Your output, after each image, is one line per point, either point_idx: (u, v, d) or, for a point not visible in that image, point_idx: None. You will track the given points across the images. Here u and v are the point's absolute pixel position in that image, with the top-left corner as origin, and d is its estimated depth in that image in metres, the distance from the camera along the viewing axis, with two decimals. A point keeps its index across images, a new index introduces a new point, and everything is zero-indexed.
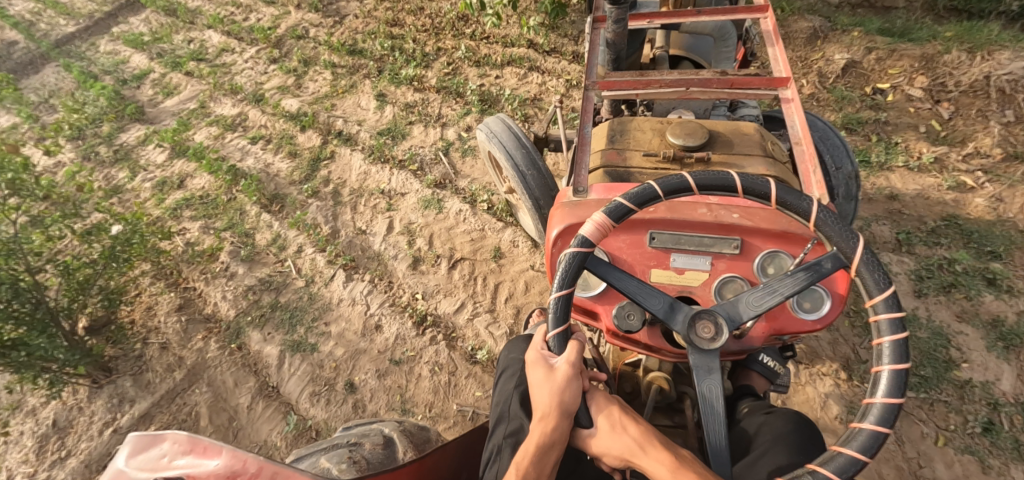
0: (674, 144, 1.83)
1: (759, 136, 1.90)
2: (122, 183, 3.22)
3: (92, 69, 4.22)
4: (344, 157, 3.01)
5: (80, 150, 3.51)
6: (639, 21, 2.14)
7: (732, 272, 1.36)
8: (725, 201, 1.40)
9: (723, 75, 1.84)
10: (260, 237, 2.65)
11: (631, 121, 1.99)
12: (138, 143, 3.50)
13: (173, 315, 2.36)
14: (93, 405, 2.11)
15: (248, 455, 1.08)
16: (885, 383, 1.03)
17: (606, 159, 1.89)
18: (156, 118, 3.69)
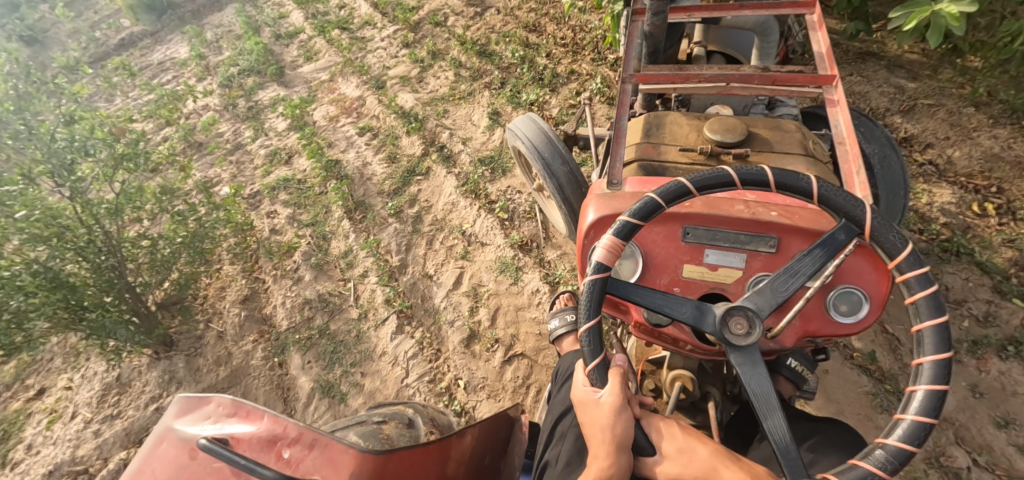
0: (711, 141, 2.36)
1: (798, 134, 2.45)
2: (243, 143, 3.94)
3: (258, 19, 4.93)
4: (436, 178, 3.35)
5: (222, 98, 4.28)
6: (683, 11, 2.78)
7: (765, 271, 1.59)
8: (761, 200, 1.62)
9: (769, 70, 2.40)
10: (335, 246, 3.19)
11: (666, 118, 2.56)
12: (268, 103, 4.17)
13: (238, 306, 3.06)
14: (148, 374, 2.89)
15: (287, 421, 1.35)
16: (928, 371, 1.20)
17: (642, 153, 2.45)
18: (291, 81, 4.30)
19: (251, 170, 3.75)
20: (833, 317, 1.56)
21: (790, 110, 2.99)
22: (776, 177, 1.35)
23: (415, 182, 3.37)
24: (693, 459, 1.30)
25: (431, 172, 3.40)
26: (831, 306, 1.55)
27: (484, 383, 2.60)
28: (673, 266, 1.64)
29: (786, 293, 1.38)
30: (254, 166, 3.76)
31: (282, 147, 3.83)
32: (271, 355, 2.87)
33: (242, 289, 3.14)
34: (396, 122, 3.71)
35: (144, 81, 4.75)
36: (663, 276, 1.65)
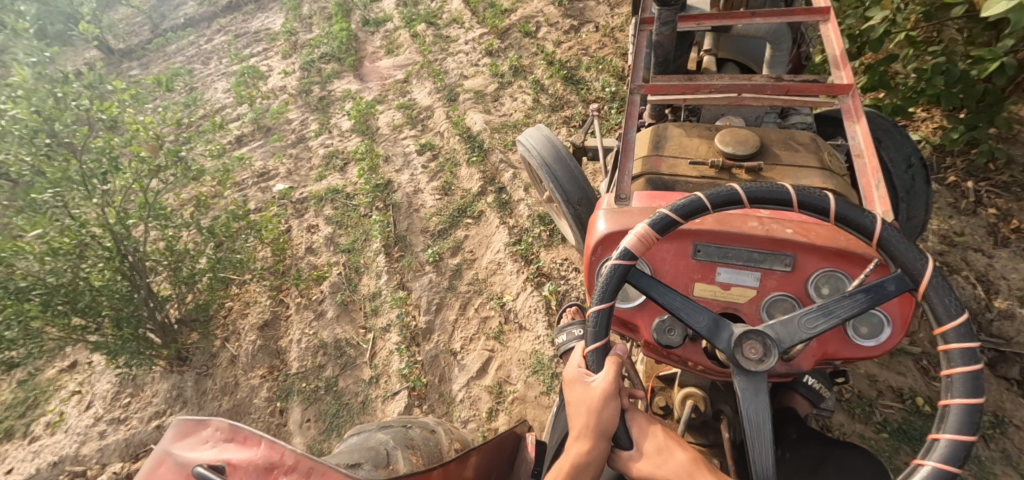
0: (725, 153, 2.23)
1: (812, 147, 2.30)
2: (306, 138, 4.04)
3: (352, 17, 5.19)
4: (487, 224, 3.12)
5: (300, 84, 4.54)
6: (689, 22, 2.66)
7: (781, 291, 1.44)
8: (777, 216, 1.48)
9: (778, 82, 2.25)
10: (365, 286, 3.03)
11: (673, 131, 2.43)
12: (339, 97, 4.32)
13: (256, 333, 2.97)
14: (159, 385, 2.89)
15: (285, 447, 1.13)
16: (954, 419, 1.06)
17: (650, 167, 2.31)
18: (366, 76, 4.48)
19: (305, 173, 3.78)
20: (855, 343, 1.39)
21: (805, 118, 2.86)
22: (837, 207, 1.19)
23: (463, 222, 3.17)
24: (669, 462, 1.21)
25: (484, 216, 3.17)
26: (851, 330, 1.39)
27: (489, 398, 2.51)
28: (683, 284, 1.50)
29: (813, 329, 1.24)
30: (311, 167, 3.81)
31: (340, 150, 3.86)
32: (274, 399, 2.73)
33: (263, 313, 3.05)
34: (461, 146, 3.56)
35: (231, 65, 5.13)
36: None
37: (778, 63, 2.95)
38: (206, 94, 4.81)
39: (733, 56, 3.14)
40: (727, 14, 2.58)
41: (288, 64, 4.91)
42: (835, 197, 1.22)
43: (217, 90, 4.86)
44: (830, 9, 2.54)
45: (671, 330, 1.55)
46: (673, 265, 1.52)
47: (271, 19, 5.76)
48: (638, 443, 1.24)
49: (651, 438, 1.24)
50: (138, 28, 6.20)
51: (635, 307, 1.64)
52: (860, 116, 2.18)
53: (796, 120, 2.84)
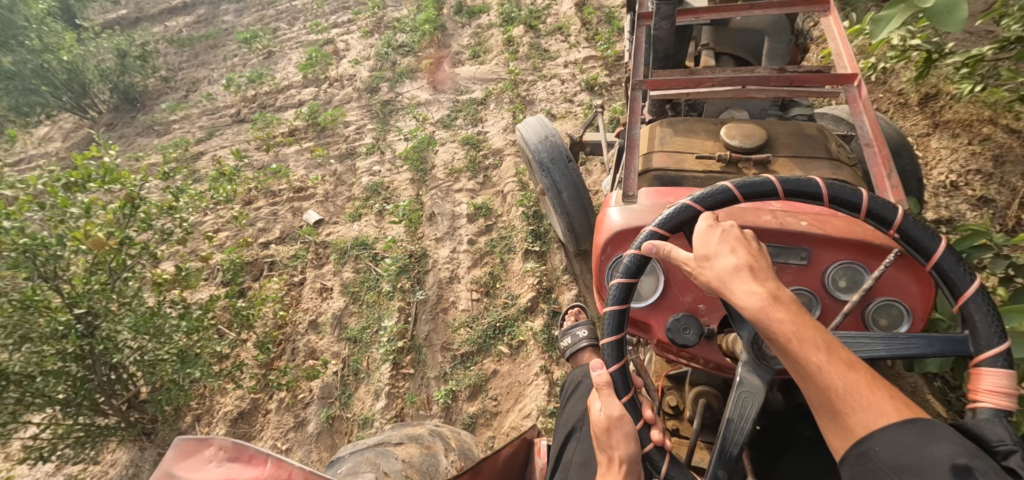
0: (732, 146, 2.11)
1: (822, 138, 2.17)
2: (356, 155, 3.78)
3: (442, 12, 4.86)
4: (524, 366, 2.60)
5: (370, 78, 4.35)
6: (687, 16, 2.55)
7: (800, 285, 1.33)
8: (791, 208, 1.36)
9: (784, 73, 2.13)
10: (358, 407, 2.61)
11: (683, 122, 2.31)
12: (404, 106, 4.08)
13: (225, 428, 2.62)
14: (117, 458, 2.60)
15: (294, 464, 0.91)
16: (989, 374, 0.96)
17: (657, 163, 2.17)
18: (441, 83, 4.18)
19: (337, 207, 3.48)
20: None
21: (806, 110, 2.75)
22: (826, 189, 1.10)
23: (494, 351, 2.68)
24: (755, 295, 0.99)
25: (524, 350, 2.66)
26: (869, 321, 1.29)
27: None
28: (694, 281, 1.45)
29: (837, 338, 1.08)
30: (350, 197, 3.53)
31: (386, 181, 3.55)
32: None
33: (239, 402, 2.70)
34: (522, 223, 3.11)
35: (312, 42, 4.94)
36: (687, 293, 1.46)
37: (779, 54, 2.85)
38: (280, 74, 4.66)
39: (732, 52, 2.95)
40: (726, 8, 2.47)
41: (363, 59, 4.58)
42: (822, 178, 1.11)
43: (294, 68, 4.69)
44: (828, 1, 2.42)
45: (685, 329, 1.42)
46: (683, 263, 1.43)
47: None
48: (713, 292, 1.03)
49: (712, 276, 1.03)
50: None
51: (648, 306, 1.49)
52: (865, 107, 2.06)
53: (796, 113, 2.76)
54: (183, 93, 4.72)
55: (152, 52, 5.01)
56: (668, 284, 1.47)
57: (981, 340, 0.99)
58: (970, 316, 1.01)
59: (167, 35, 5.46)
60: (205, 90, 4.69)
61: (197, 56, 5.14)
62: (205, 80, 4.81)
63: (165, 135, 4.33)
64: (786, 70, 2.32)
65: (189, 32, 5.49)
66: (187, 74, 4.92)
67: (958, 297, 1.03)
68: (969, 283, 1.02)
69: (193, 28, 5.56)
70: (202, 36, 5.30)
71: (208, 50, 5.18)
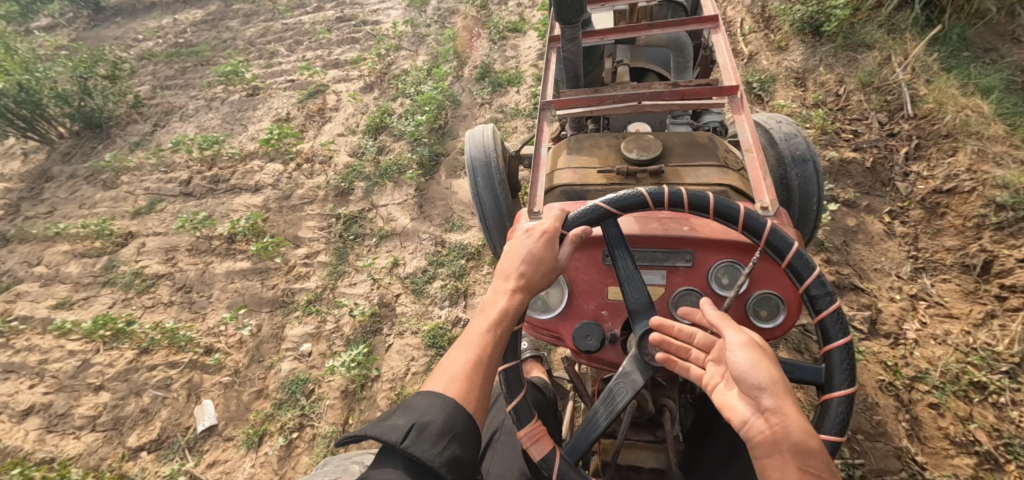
0: (631, 159, 2.45)
1: (712, 148, 2.52)
2: (291, 310, 2.53)
3: (458, 78, 3.72)
4: None
5: (341, 176, 3.13)
6: (593, 39, 2.93)
7: (687, 285, 1.59)
8: (678, 217, 1.65)
9: (671, 91, 2.54)
10: None
11: (588, 140, 2.67)
12: (374, 231, 2.81)
13: None
14: None
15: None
16: (833, 399, 1.23)
17: (567, 180, 2.50)
18: (434, 198, 2.93)
19: (242, 406, 2.24)
20: (759, 326, 1.55)
21: (714, 117, 3.20)
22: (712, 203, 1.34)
23: None
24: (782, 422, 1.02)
25: None
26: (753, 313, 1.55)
27: None
28: (598, 290, 1.68)
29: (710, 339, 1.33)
30: (259, 391, 2.27)
31: (316, 376, 2.28)
32: None
33: None
34: None
35: (299, 100, 3.90)
36: (590, 302, 1.68)
37: (681, 66, 3.27)
38: (255, 132, 3.72)
39: (646, 67, 3.43)
40: (626, 31, 2.87)
41: (341, 138, 3.45)
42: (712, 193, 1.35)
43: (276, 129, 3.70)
44: (712, 19, 2.88)
45: (589, 335, 1.63)
46: (586, 273, 1.69)
47: (376, 30, 4.48)
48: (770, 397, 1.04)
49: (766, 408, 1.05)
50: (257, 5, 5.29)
51: (558, 316, 1.69)
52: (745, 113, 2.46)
53: (708, 120, 3.19)
54: (150, 123, 4.17)
55: (124, 71, 4.56)
56: (573, 295, 1.68)
57: (835, 383, 1.25)
58: (831, 358, 1.26)
59: (171, 44, 5.00)
60: (180, 131, 4.00)
61: (184, 84, 4.50)
62: (175, 117, 4.15)
63: (109, 189, 3.46)
64: (678, 84, 2.72)
65: (192, 40, 5.01)
66: (161, 102, 4.35)
67: (830, 345, 1.27)
68: (843, 396, 1.23)
69: (179, 47, 4.95)
70: (188, 60, 4.74)
71: (196, 80, 4.53)
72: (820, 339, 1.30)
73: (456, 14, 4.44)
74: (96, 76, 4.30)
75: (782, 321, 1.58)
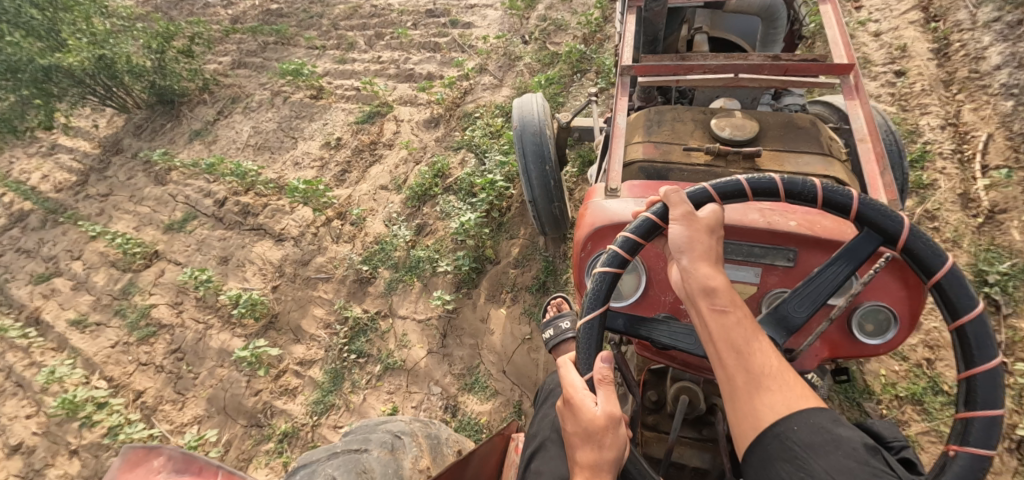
0: (721, 139, 1.85)
1: (817, 131, 1.90)
2: (259, 444, 2.33)
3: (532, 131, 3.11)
4: None
5: (364, 254, 2.79)
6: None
7: (782, 287, 1.27)
8: (779, 208, 1.30)
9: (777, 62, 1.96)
10: None
11: (670, 113, 2.03)
12: (379, 354, 2.47)
13: None
14: None
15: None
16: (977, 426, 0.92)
17: (642, 157, 1.90)
18: (462, 319, 2.49)
19: None
20: (860, 342, 1.29)
21: (798, 100, 2.57)
22: (821, 190, 1.04)
23: None
24: (733, 323, 0.93)
25: None
26: (855, 326, 1.28)
27: None
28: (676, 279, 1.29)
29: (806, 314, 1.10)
30: None
31: None
32: None
33: None
34: None
35: (354, 122, 3.55)
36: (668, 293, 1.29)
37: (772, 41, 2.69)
38: (305, 161, 3.43)
39: (725, 38, 2.81)
40: None
41: (381, 194, 3.08)
42: (820, 180, 1.06)
43: (323, 166, 3.37)
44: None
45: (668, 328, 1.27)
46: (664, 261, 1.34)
47: (468, 38, 3.87)
48: (721, 304, 0.95)
49: (727, 319, 0.94)
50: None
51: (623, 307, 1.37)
52: (861, 96, 1.93)
53: (788, 104, 2.58)
54: (215, 105, 4.07)
55: (201, 45, 4.40)
56: (648, 285, 1.30)
57: (974, 418, 0.93)
58: (969, 426, 0.93)
59: (262, 12, 4.80)
60: (236, 131, 3.80)
61: (261, 68, 4.24)
62: (240, 106, 3.97)
63: (162, 184, 3.53)
64: (779, 58, 2.14)
65: (283, 8, 4.76)
66: (231, 85, 4.14)
67: (961, 443, 0.93)
68: (993, 408, 0.92)
69: (270, 18, 4.73)
70: (269, 35, 4.45)
71: (276, 62, 4.26)
72: (958, 403, 0.97)
73: (566, 32, 3.64)
74: (173, 47, 4.10)
75: (891, 340, 1.29)
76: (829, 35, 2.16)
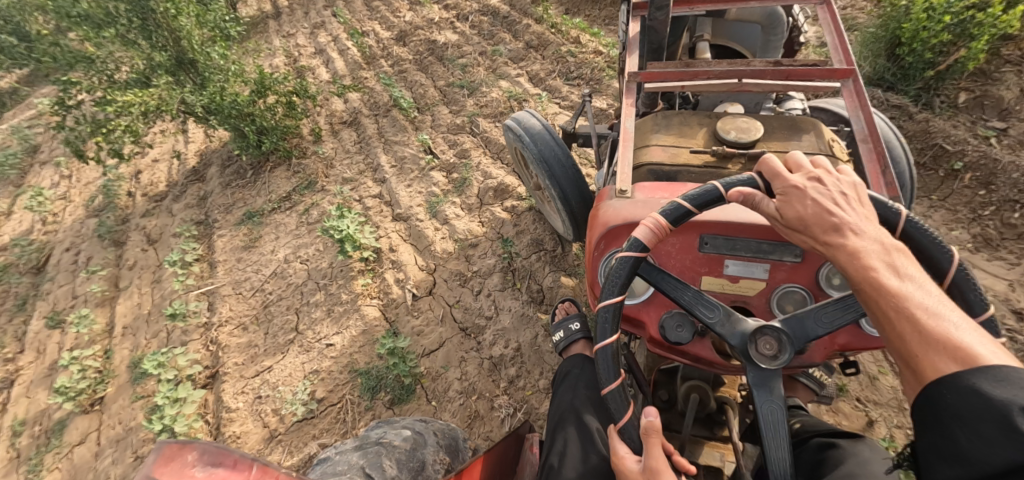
0: (727, 142, 1.97)
1: (819, 133, 2.04)
2: None
3: None
4: None
5: None
6: (682, 8, 2.49)
7: (791, 282, 1.28)
8: None
9: (781, 68, 2.07)
10: None
11: (677, 117, 2.17)
12: None
13: None
14: None
15: (276, 469, 0.94)
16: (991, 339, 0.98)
17: (649, 160, 2.04)
18: None
19: None
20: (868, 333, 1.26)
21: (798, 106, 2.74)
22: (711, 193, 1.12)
23: None
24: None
25: None
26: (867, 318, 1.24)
27: None
28: (689, 280, 1.37)
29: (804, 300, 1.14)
30: None
31: None
32: None
33: None
34: None
35: (359, 371, 2.58)
36: None
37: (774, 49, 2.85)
38: (269, 403, 2.57)
39: (727, 45, 2.91)
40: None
41: None
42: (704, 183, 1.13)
43: (271, 445, 2.45)
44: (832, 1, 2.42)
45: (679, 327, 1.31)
46: (677, 260, 1.36)
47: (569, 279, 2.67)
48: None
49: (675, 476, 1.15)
50: (565, 73, 3.82)
51: (640, 302, 1.43)
52: (860, 99, 2.03)
53: (789, 107, 2.76)
54: (294, 175, 3.67)
55: (302, 115, 3.82)
56: None
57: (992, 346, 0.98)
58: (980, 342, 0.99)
59: (427, 43, 4.44)
60: (269, 253, 3.24)
61: (361, 145, 3.76)
62: (306, 201, 3.45)
63: (187, 291, 3.19)
64: (783, 63, 2.25)
65: (454, 54, 4.23)
66: (320, 158, 3.71)
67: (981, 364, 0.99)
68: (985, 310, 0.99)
69: (432, 59, 4.29)
70: (400, 98, 3.96)
71: (386, 146, 3.69)
72: None
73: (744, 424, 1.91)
74: (277, 91, 3.63)
75: None
76: (829, 40, 2.28)
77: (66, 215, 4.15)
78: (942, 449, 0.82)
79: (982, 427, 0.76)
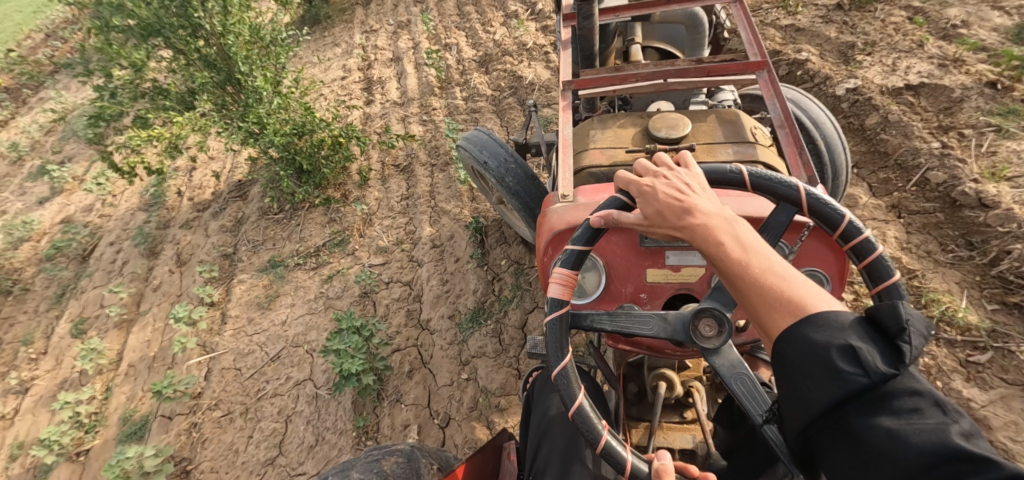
0: (658, 138, 2.14)
1: (740, 123, 2.22)
2: None
3: None
4: None
5: None
6: (609, 15, 2.66)
7: None
8: None
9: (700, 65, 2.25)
10: None
11: (612, 119, 2.34)
12: None
13: None
14: None
15: None
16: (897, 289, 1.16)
17: (589, 161, 2.21)
18: None
19: None
20: None
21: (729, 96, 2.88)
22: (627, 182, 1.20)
23: None
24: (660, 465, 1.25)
25: None
26: None
27: None
28: (636, 274, 1.54)
29: None
30: None
31: None
32: None
33: None
34: None
35: None
36: (627, 285, 1.55)
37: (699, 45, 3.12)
38: None
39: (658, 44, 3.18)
40: (642, 6, 2.64)
41: None
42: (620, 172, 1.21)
43: None
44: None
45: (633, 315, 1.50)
46: (622, 256, 1.54)
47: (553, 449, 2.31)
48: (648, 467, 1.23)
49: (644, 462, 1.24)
50: None
51: (593, 300, 1.58)
52: (774, 87, 2.23)
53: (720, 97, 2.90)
54: (329, 223, 3.59)
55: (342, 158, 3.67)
56: (608, 278, 1.55)
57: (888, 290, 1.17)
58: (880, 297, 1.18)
59: (508, 77, 4.23)
60: (280, 324, 3.13)
61: (407, 203, 3.60)
62: (333, 264, 3.35)
63: (211, 349, 3.12)
64: (703, 61, 2.47)
65: (536, 98, 3.98)
66: (358, 221, 3.54)
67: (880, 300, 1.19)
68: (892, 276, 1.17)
69: (507, 103, 4.07)
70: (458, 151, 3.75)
71: (436, 214, 3.49)
72: (868, 279, 1.20)
73: None
74: (330, 132, 3.58)
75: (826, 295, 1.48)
76: (743, 35, 2.52)
77: (121, 201, 4.25)
78: (790, 391, 0.98)
79: (815, 369, 0.93)
